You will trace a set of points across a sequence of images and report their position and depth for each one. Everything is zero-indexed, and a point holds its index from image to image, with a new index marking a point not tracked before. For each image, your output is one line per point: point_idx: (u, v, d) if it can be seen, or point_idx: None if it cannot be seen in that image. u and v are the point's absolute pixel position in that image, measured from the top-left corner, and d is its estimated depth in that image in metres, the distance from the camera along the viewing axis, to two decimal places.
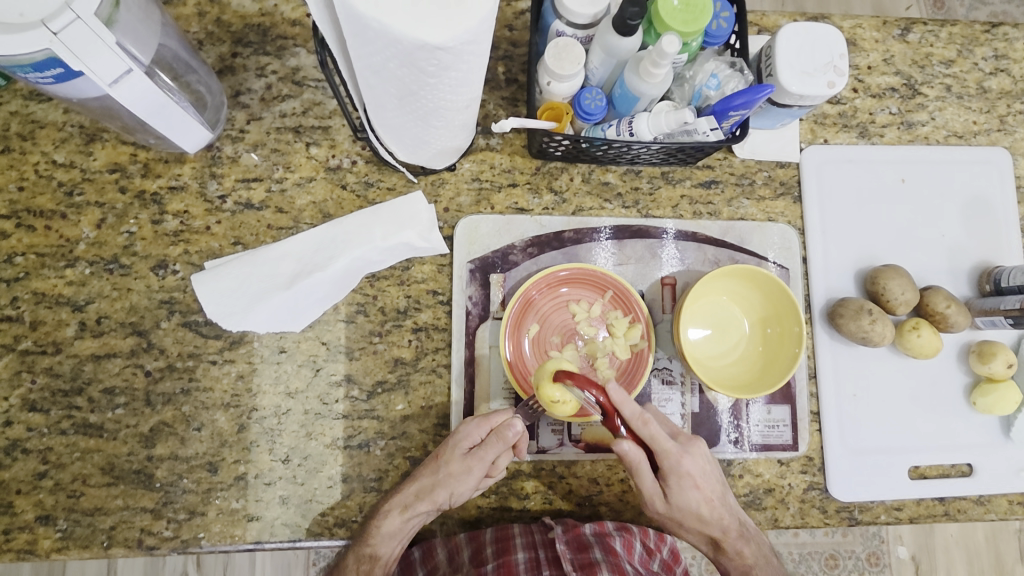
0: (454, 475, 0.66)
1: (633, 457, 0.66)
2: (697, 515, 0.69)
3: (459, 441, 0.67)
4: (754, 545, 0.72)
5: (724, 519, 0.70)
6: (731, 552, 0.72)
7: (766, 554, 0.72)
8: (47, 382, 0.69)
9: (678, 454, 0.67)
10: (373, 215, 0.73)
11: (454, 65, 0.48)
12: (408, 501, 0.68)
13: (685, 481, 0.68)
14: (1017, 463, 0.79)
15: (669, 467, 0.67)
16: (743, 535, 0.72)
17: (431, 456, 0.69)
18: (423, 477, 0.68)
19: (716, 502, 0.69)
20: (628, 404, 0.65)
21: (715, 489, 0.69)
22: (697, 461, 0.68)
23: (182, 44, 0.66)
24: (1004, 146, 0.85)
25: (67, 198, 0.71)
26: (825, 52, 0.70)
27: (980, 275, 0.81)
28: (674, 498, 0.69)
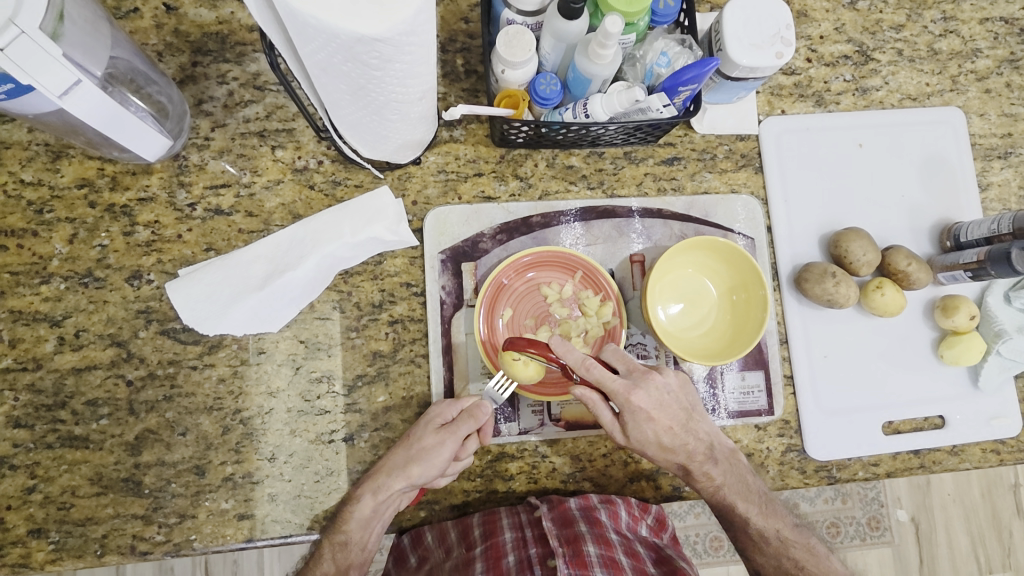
0: (427, 448, 0.68)
1: (591, 399, 0.68)
2: (659, 445, 0.69)
3: (433, 418, 0.70)
4: (723, 466, 0.71)
5: (688, 443, 0.70)
6: (701, 477, 0.71)
7: (738, 475, 0.72)
8: (30, 398, 0.70)
9: (627, 391, 0.67)
10: (341, 212, 0.73)
11: (397, 57, 0.49)
12: (381, 482, 0.69)
13: (640, 416, 0.67)
14: (987, 412, 0.81)
15: (622, 404, 0.67)
16: (711, 456, 0.71)
17: (405, 435, 0.71)
18: (396, 454, 0.70)
19: (677, 429, 0.69)
20: (571, 351, 0.65)
21: (675, 417, 0.69)
22: (651, 395, 0.68)
23: (137, 55, 0.66)
24: (958, 105, 0.87)
25: (37, 216, 0.72)
26: (771, 24, 0.71)
27: (941, 232, 0.83)
28: (632, 432, 0.69)
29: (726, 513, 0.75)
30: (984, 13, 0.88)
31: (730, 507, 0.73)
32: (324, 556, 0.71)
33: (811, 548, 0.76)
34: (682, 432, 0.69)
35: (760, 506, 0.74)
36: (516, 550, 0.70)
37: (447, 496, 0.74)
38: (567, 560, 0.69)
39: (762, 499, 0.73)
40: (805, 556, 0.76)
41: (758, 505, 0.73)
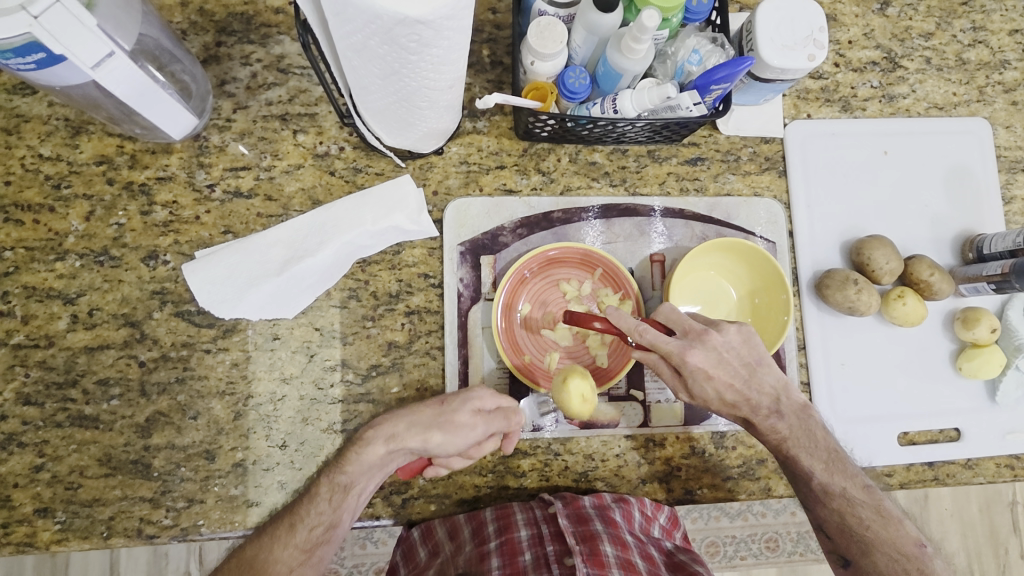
0: (455, 424, 0.66)
1: (647, 359, 0.68)
2: (722, 402, 0.68)
3: (470, 399, 0.68)
4: (790, 419, 0.70)
5: (753, 399, 0.69)
6: (766, 429, 0.70)
7: (807, 430, 0.70)
8: (41, 375, 0.69)
9: (682, 352, 0.65)
10: (361, 200, 0.73)
11: (435, 41, 0.49)
12: (396, 432, 0.67)
13: (698, 374, 0.66)
14: (1003, 426, 0.80)
15: (677, 364, 0.66)
16: (777, 411, 0.69)
17: (438, 398, 0.69)
18: (424, 414, 0.68)
19: (739, 386, 0.68)
20: (622, 318, 0.65)
21: (736, 373, 0.67)
22: (708, 354, 0.66)
23: (164, 33, 0.66)
24: (984, 116, 0.86)
25: (54, 191, 0.71)
26: (804, 25, 0.71)
27: (963, 244, 0.82)
28: (693, 391, 0.67)
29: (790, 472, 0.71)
30: (1014, 25, 0.88)
31: (794, 458, 0.70)
32: (322, 492, 0.66)
33: (883, 511, 0.69)
34: (743, 388, 0.68)
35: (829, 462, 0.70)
36: (531, 548, 0.69)
37: (458, 491, 0.73)
38: (585, 558, 0.66)
39: (830, 454, 0.70)
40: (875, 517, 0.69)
41: (826, 461, 0.69)
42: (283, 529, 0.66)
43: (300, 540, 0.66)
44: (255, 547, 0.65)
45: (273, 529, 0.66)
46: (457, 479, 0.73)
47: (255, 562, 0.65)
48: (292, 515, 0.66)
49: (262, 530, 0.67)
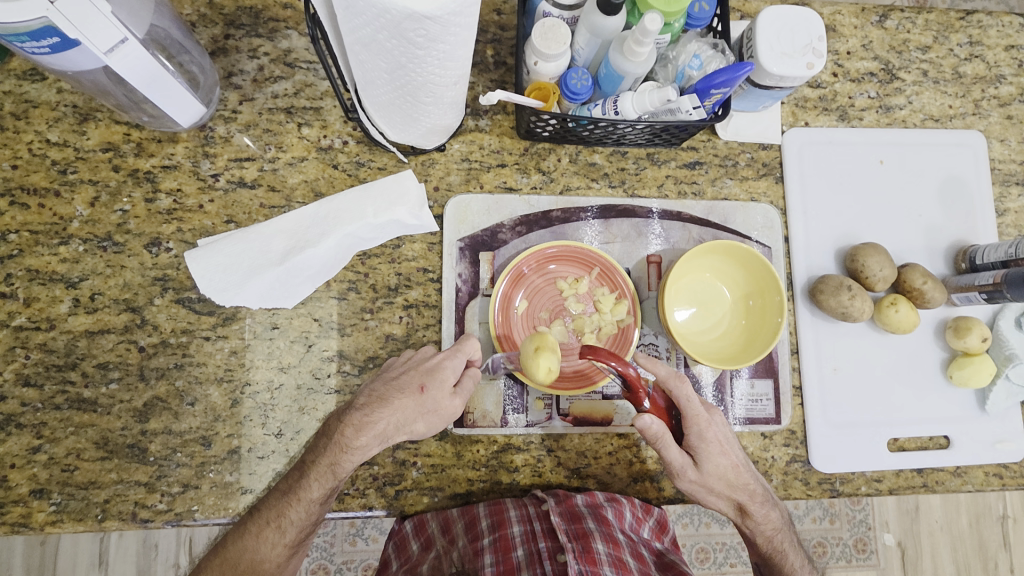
0: (442, 410, 0.65)
1: (658, 430, 0.64)
2: (727, 482, 0.67)
3: (446, 377, 0.65)
4: (778, 509, 0.72)
5: (752, 483, 0.69)
6: (759, 519, 0.70)
7: (787, 523, 0.73)
8: (42, 357, 0.70)
9: (707, 420, 0.66)
10: (364, 193, 0.74)
11: (442, 37, 0.50)
12: (366, 423, 0.62)
13: (714, 447, 0.66)
14: (992, 435, 0.81)
15: (699, 432, 0.66)
16: (768, 500, 0.71)
17: (415, 383, 0.64)
18: (406, 408, 0.63)
19: (743, 467, 0.68)
20: (659, 365, 0.68)
21: (739, 455, 0.69)
22: (722, 427, 0.68)
23: (175, 24, 0.67)
24: (979, 129, 0.88)
25: (60, 176, 0.72)
26: (804, 34, 0.72)
27: (956, 254, 0.84)
28: (706, 466, 0.66)
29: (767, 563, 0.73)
30: (1009, 40, 0.89)
31: (781, 557, 0.72)
32: (313, 497, 0.64)
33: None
34: (746, 470, 0.68)
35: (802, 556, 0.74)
36: (524, 544, 0.68)
37: (450, 484, 0.74)
38: (578, 555, 0.66)
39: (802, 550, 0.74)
40: None
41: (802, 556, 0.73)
42: (270, 531, 0.64)
43: (287, 541, 0.64)
44: (239, 548, 0.64)
45: (257, 529, 0.64)
46: (450, 472, 0.74)
47: (240, 560, 0.64)
48: (279, 516, 0.64)
49: (245, 529, 0.65)
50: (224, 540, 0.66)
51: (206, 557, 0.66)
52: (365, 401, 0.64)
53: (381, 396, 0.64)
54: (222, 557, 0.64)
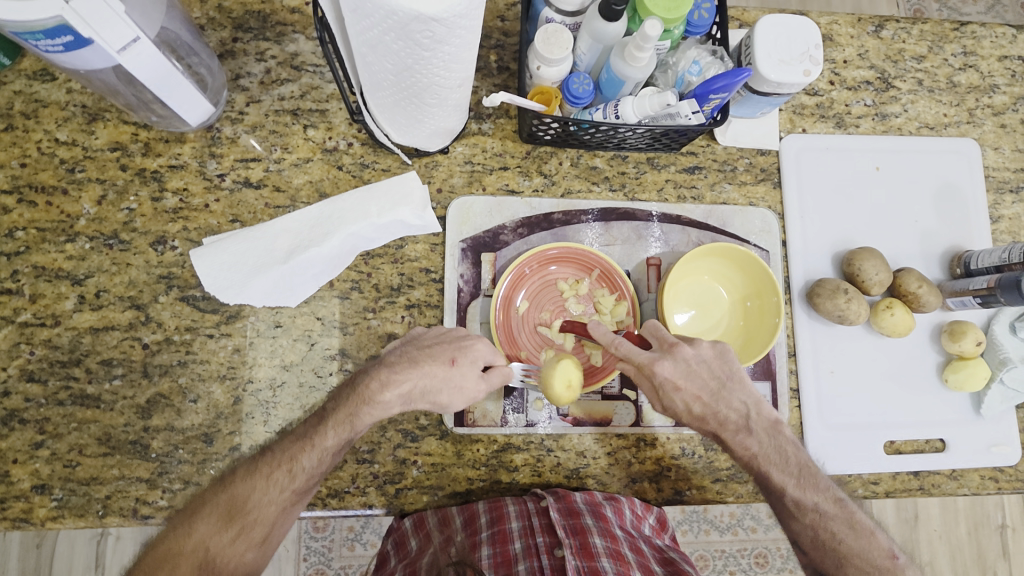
0: (466, 387, 0.66)
1: (629, 372, 0.70)
2: (691, 414, 0.69)
3: (477, 357, 0.67)
4: (760, 435, 0.69)
5: (722, 413, 0.68)
6: (736, 446, 0.69)
7: (777, 444, 0.69)
8: (46, 354, 0.70)
9: (652, 364, 0.67)
10: (368, 193, 0.76)
11: (447, 39, 0.51)
12: (396, 375, 0.65)
13: (666, 385, 0.67)
14: (988, 439, 0.82)
15: (648, 377, 0.67)
16: (748, 426, 0.69)
17: (446, 355, 0.66)
18: (434, 374, 0.65)
19: (707, 399, 0.68)
20: (598, 330, 0.68)
21: (704, 386, 0.68)
22: (679, 365, 0.67)
23: (185, 26, 0.68)
24: (973, 137, 0.89)
25: (68, 174, 0.73)
26: (801, 41, 0.73)
27: (951, 259, 0.85)
28: (664, 402, 0.68)
29: (762, 485, 0.70)
30: (1003, 51, 0.91)
31: (765, 474, 0.69)
32: (328, 445, 0.64)
33: (856, 522, 0.69)
34: (712, 401, 0.68)
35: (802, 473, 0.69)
36: (522, 537, 0.70)
37: (451, 483, 0.74)
38: (574, 550, 0.67)
39: (802, 470, 0.69)
40: (845, 529, 0.68)
41: (796, 476, 0.68)
42: (281, 473, 0.63)
43: (297, 485, 0.63)
44: (249, 486, 0.63)
45: (268, 470, 0.63)
46: (451, 471, 0.74)
47: (248, 498, 0.62)
48: (292, 459, 0.63)
49: (255, 468, 0.64)
50: (231, 475, 0.64)
51: (209, 489, 0.64)
52: (395, 360, 0.66)
53: (412, 357, 0.66)
54: (229, 491, 0.63)
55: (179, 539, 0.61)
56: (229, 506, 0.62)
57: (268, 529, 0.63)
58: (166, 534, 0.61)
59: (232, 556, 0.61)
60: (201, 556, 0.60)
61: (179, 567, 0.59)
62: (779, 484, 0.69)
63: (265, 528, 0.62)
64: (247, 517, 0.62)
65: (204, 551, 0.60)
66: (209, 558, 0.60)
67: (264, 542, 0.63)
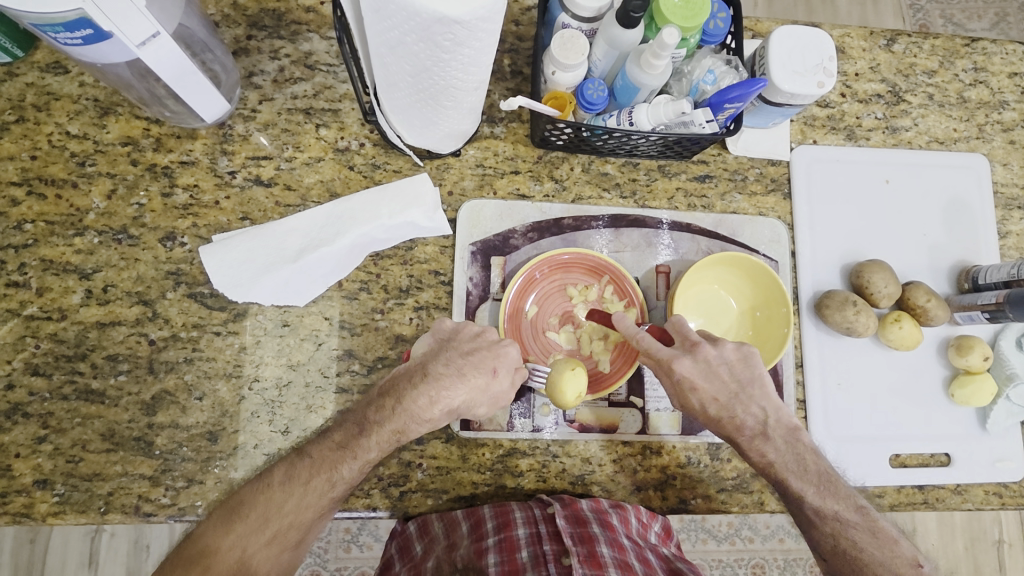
0: (504, 396, 0.66)
1: (647, 363, 0.71)
2: (704, 415, 0.68)
3: (513, 364, 0.66)
4: (777, 443, 0.68)
5: (738, 414, 0.68)
6: (753, 448, 0.68)
7: (795, 454, 0.68)
8: (51, 347, 0.70)
9: (669, 359, 0.68)
10: (380, 194, 0.75)
11: (468, 42, 0.51)
12: (441, 395, 0.63)
13: (681, 382, 0.68)
14: (993, 454, 0.82)
15: (666, 370, 0.68)
16: (766, 434, 0.68)
17: (489, 368, 0.64)
18: (479, 389, 0.64)
19: (724, 401, 0.68)
20: (622, 322, 0.69)
21: (723, 389, 0.68)
22: (697, 366, 0.68)
23: (201, 22, 0.68)
24: (983, 152, 0.89)
25: (79, 168, 0.72)
26: (815, 53, 0.74)
27: (960, 274, 0.85)
28: (676, 401, 0.69)
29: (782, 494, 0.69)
30: (1013, 68, 0.91)
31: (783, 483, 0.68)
32: (370, 456, 0.63)
33: (877, 530, 0.66)
34: (729, 403, 0.68)
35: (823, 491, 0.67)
36: (529, 545, 0.68)
37: (455, 487, 0.74)
38: (582, 558, 0.65)
39: (821, 477, 0.67)
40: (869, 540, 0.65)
41: (816, 485, 0.67)
42: (319, 481, 0.62)
43: (335, 494, 0.62)
44: (285, 491, 0.61)
45: (307, 477, 0.61)
46: (455, 475, 0.74)
47: (281, 507, 0.60)
48: (331, 469, 0.62)
49: (293, 473, 0.62)
50: (266, 473, 0.63)
51: (245, 489, 0.62)
52: (441, 372, 0.63)
53: (457, 370, 0.64)
54: (266, 496, 0.61)
55: (215, 536, 0.59)
56: (264, 510, 0.60)
57: (303, 534, 0.61)
58: (201, 531, 0.60)
59: (266, 560, 0.59)
60: (237, 558, 0.58)
61: (214, 567, 0.57)
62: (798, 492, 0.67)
63: (299, 533, 0.61)
64: (283, 521, 0.60)
65: (239, 555, 0.58)
66: (244, 560, 0.58)
67: (298, 547, 0.61)
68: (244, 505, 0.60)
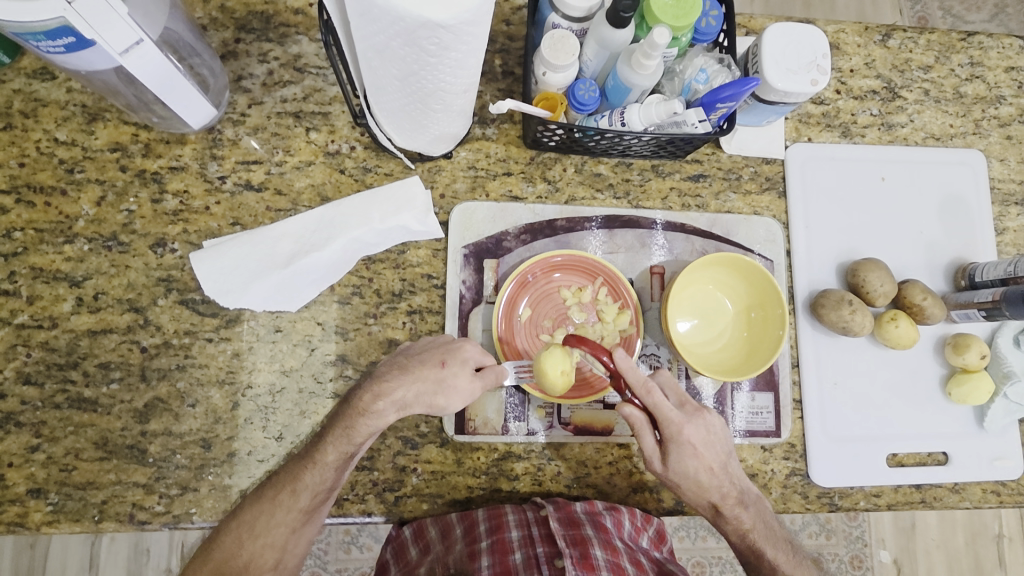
0: (462, 387, 0.67)
1: (637, 420, 0.68)
2: (696, 482, 0.69)
3: (469, 358, 0.68)
4: (753, 510, 0.71)
5: (724, 484, 0.70)
6: (730, 519, 0.71)
7: (766, 522, 0.72)
8: (43, 356, 0.69)
9: (679, 423, 0.67)
10: (371, 198, 0.75)
11: (455, 45, 0.50)
12: (386, 386, 0.66)
13: (686, 449, 0.67)
14: (990, 452, 0.82)
15: (671, 434, 0.67)
16: (743, 501, 0.71)
17: (435, 359, 0.67)
18: (427, 379, 0.66)
19: (717, 469, 0.69)
20: (632, 371, 0.66)
21: (718, 458, 0.69)
22: (701, 430, 0.68)
23: (188, 27, 0.67)
24: (979, 148, 0.89)
25: (67, 175, 0.72)
26: (809, 51, 0.73)
27: (956, 271, 0.84)
28: (672, 463, 0.68)
29: (752, 562, 0.73)
30: (1010, 62, 0.90)
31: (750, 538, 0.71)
32: (329, 460, 0.65)
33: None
34: (721, 473, 0.69)
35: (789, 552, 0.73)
36: (522, 547, 0.69)
37: (451, 491, 0.73)
38: (575, 561, 0.66)
39: (789, 545, 0.73)
40: None
41: (785, 552, 0.72)
42: (285, 495, 0.65)
43: (303, 505, 0.65)
44: (256, 511, 0.65)
45: (273, 493, 0.65)
46: (450, 479, 0.73)
47: (256, 525, 0.64)
48: (294, 481, 0.65)
49: (261, 495, 0.66)
50: (240, 506, 0.66)
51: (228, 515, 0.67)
52: (385, 370, 0.67)
53: (401, 367, 0.67)
54: (239, 519, 0.65)
55: (201, 561, 0.65)
56: (240, 534, 0.64)
57: (279, 553, 0.65)
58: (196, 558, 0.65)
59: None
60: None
61: None
62: (770, 561, 0.72)
63: (275, 552, 0.65)
64: (257, 542, 0.64)
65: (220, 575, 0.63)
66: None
67: (278, 565, 0.66)
68: (223, 533, 0.65)
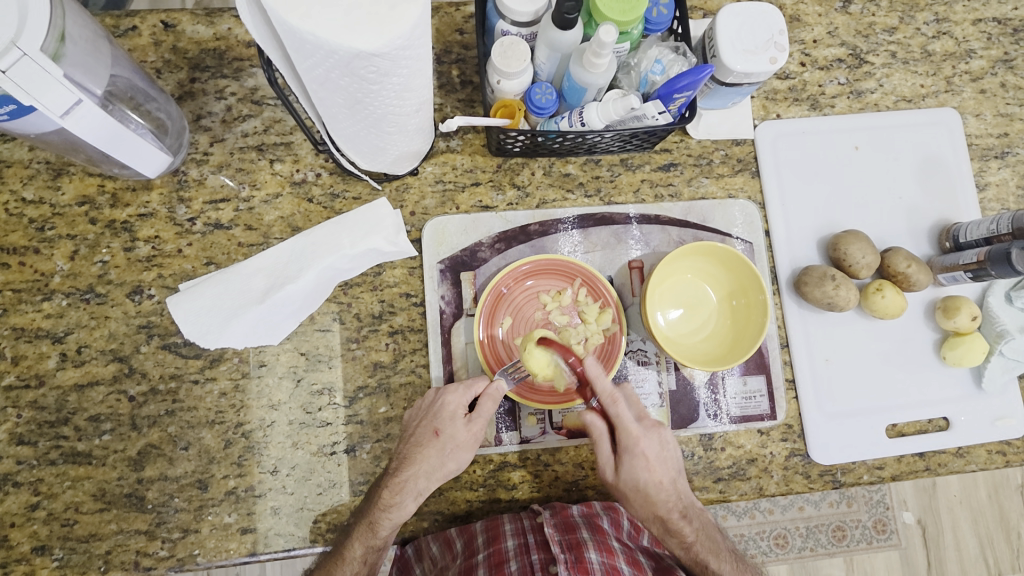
0: (463, 442, 0.68)
1: (597, 428, 0.68)
2: (645, 493, 0.67)
3: (453, 411, 0.68)
4: (696, 523, 0.69)
5: (670, 497, 0.68)
6: (675, 532, 0.68)
7: (710, 536, 0.69)
8: (33, 415, 0.70)
9: (637, 436, 0.67)
10: (339, 225, 0.74)
11: (394, 71, 0.50)
12: (399, 478, 0.66)
13: (638, 461, 0.67)
14: (991, 412, 0.81)
15: (627, 444, 0.67)
16: (688, 514, 0.69)
17: (430, 432, 0.67)
18: (432, 457, 0.67)
19: (667, 484, 0.68)
20: (601, 380, 0.67)
21: (669, 472, 0.68)
22: (654, 444, 0.68)
23: (137, 73, 0.67)
24: (953, 106, 0.87)
25: (38, 233, 0.72)
26: (764, 29, 0.72)
27: (940, 233, 0.83)
28: (623, 472, 0.68)
29: None
30: (977, 14, 0.89)
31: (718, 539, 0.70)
32: (356, 556, 0.66)
33: None
34: (670, 486, 0.68)
35: (734, 565, 0.70)
36: (518, 556, 0.67)
37: (450, 506, 0.74)
38: (570, 565, 0.65)
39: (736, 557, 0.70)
40: None
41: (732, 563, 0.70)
42: None
43: None
44: None
45: None
46: (448, 495, 0.74)
47: None
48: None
49: None
50: None
51: None
52: (394, 466, 0.68)
53: (405, 456, 0.68)
54: None
55: None
56: None
57: None
58: None
59: None
60: None
61: None
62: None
63: None
64: None
65: None
66: None
67: None
68: None
